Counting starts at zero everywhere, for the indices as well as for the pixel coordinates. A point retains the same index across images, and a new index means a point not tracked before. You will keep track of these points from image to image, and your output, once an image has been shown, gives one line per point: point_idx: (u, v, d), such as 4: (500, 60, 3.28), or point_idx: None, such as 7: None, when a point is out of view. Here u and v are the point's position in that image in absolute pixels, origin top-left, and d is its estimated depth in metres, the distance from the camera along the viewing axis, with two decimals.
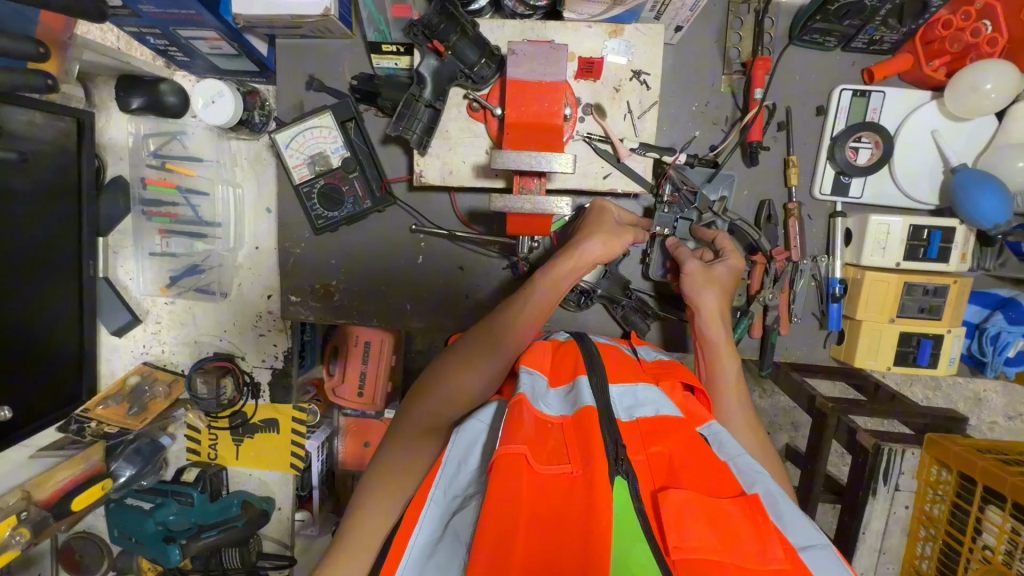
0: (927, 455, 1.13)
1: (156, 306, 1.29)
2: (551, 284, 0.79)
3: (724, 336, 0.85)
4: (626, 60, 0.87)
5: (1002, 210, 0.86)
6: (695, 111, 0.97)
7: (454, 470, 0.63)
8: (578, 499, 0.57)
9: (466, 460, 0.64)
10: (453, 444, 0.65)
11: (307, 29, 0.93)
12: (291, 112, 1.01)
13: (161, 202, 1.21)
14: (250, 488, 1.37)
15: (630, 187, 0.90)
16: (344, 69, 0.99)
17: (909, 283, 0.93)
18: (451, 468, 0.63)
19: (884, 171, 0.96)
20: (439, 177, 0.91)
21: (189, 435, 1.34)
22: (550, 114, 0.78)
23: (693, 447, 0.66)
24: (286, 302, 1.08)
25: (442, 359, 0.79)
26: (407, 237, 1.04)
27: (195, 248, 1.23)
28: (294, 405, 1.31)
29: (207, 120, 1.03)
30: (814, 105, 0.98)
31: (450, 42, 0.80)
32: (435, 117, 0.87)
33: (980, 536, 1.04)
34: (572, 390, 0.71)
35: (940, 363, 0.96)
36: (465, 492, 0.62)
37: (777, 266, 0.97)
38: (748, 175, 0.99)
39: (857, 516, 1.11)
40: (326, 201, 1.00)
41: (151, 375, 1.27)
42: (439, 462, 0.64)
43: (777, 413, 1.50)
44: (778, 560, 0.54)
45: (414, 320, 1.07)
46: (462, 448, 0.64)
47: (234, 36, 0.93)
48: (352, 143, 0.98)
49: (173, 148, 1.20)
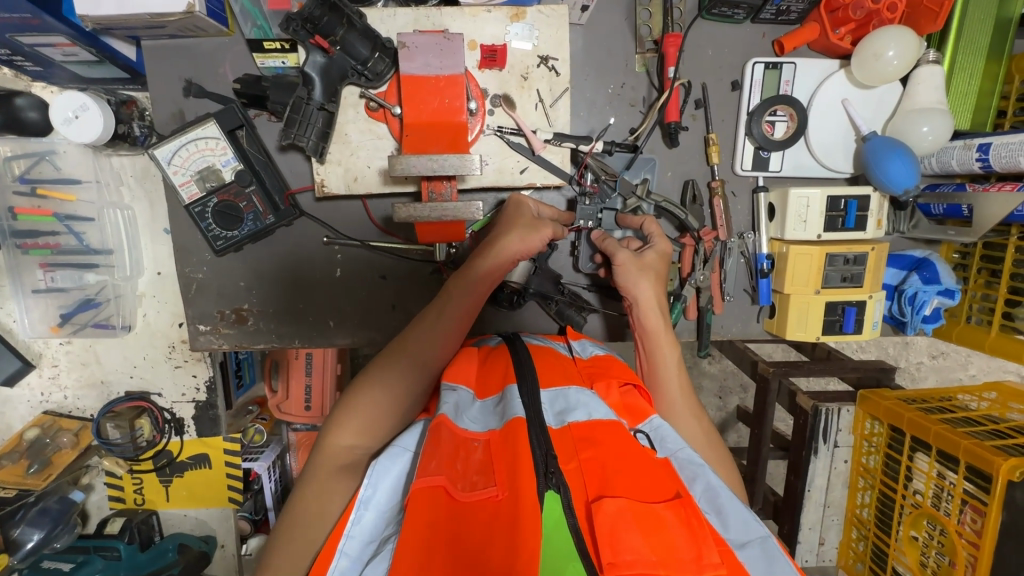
0: (860, 411, 1.15)
1: (49, 347, 1.15)
2: (469, 290, 0.75)
3: (664, 323, 0.81)
4: (531, 46, 0.82)
5: (909, 175, 0.87)
6: (611, 93, 0.94)
7: (372, 508, 0.58)
8: (503, 527, 0.53)
9: (385, 495, 0.60)
10: (368, 482, 0.59)
11: (174, 28, 0.82)
12: (171, 123, 0.90)
13: (37, 232, 1.05)
14: (188, 529, 1.28)
15: (549, 180, 0.86)
16: (227, 70, 0.89)
17: (830, 254, 0.94)
18: (369, 505, 0.58)
19: (800, 144, 0.96)
20: (344, 184, 0.84)
21: (109, 483, 1.23)
22: (452, 110, 0.74)
23: (629, 447, 0.63)
24: (195, 332, 0.98)
25: (355, 385, 0.72)
26: (321, 249, 0.96)
27: (87, 280, 1.08)
28: (224, 437, 1.22)
29: (72, 139, 0.91)
30: (729, 80, 0.96)
31: (336, 36, 0.74)
32: (330, 121, 0.81)
33: (912, 483, 1.05)
34: (501, 401, 0.68)
35: (865, 328, 0.98)
36: (383, 534, 0.57)
37: (706, 246, 0.96)
38: (670, 156, 0.97)
39: (802, 474, 1.16)
40: (222, 220, 0.90)
41: (54, 426, 1.15)
42: (354, 500, 0.59)
43: (724, 378, 1.53)
44: (713, 564, 0.53)
45: (340, 337, 1.00)
46: (379, 481, 0.59)
47: (90, 41, 0.81)
48: (244, 153, 0.89)
49: (44, 170, 1.05)
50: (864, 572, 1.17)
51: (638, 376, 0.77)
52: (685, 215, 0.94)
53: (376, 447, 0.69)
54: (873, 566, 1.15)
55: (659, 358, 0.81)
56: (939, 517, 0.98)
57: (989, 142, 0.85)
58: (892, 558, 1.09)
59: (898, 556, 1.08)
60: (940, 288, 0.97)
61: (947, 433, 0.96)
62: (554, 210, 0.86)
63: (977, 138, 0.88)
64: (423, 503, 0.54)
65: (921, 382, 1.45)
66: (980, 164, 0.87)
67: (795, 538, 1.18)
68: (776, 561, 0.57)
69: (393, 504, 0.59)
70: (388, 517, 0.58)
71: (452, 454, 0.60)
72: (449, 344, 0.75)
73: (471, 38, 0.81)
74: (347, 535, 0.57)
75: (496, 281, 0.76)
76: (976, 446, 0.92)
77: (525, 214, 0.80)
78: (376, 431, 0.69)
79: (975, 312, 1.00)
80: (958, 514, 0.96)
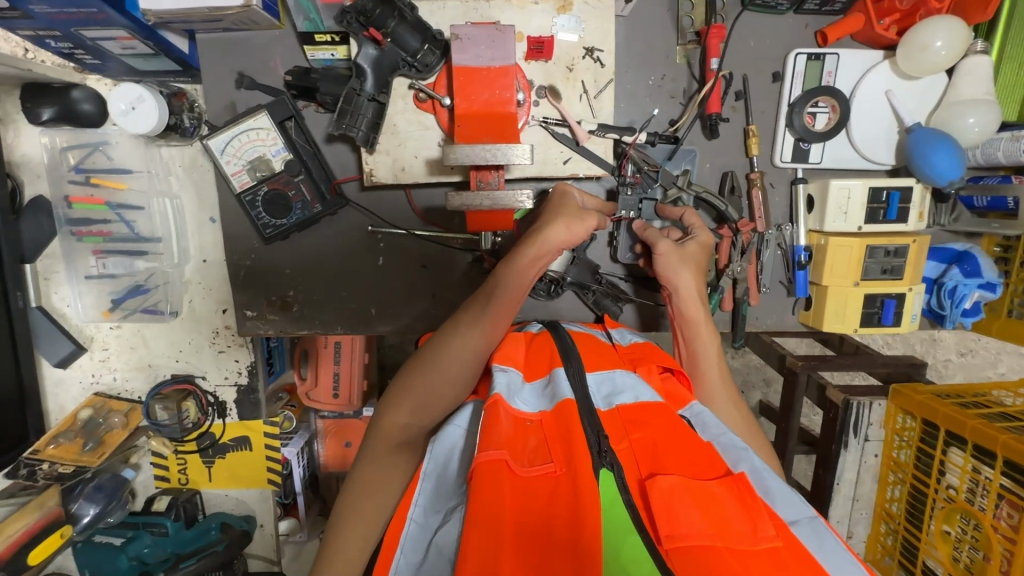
0: (893, 404, 1.15)
1: (100, 331, 1.20)
2: (514, 279, 0.75)
3: (704, 313, 0.82)
4: (577, 37, 0.82)
5: (955, 167, 0.87)
6: (651, 85, 0.94)
7: (435, 480, 0.61)
8: (564, 500, 0.55)
9: (445, 470, 0.62)
10: (431, 455, 0.63)
11: (230, 22, 0.84)
12: (223, 114, 0.93)
13: (90, 220, 1.10)
14: (229, 509, 1.33)
15: (591, 170, 0.87)
16: (277, 63, 0.91)
17: (871, 246, 0.94)
18: (432, 478, 0.61)
19: (841, 136, 0.96)
20: (391, 174, 0.86)
21: (155, 462, 1.27)
22: (500, 101, 0.75)
23: (679, 428, 0.64)
24: (242, 318, 1.01)
25: (408, 365, 0.74)
26: (364, 239, 0.99)
27: (136, 267, 1.13)
28: (265, 420, 1.26)
29: (129, 129, 0.94)
30: (770, 72, 0.96)
31: (388, 28, 0.76)
32: (380, 111, 0.82)
33: (945, 476, 1.05)
34: (550, 384, 0.69)
35: (903, 321, 0.97)
36: (445, 505, 0.60)
37: (743, 237, 0.97)
38: (709, 147, 0.98)
39: (829, 467, 1.16)
40: (272, 208, 0.93)
41: (106, 407, 1.19)
42: (418, 473, 0.62)
43: (751, 372, 1.54)
44: (769, 537, 0.54)
45: (380, 324, 1.02)
46: (439, 457, 0.63)
47: (149, 34, 0.84)
48: (294, 144, 0.91)
49: (96, 160, 1.09)
50: (894, 566, 1.17)
51: (677, 362, 0.79)
52: (724, 206, 0.96)
53: (429, 426, 0.72)
54: (902, 560, 1.15)
55: (698, 346, 0.82)
56: (972, 511, 0.98)
57: None
58: (923, 552, 1.09)
59: (929, 550, 1.08)
60: (981, 281, 0.97)
61: (984, 428, 0.96)
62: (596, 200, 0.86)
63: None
64: (485, 477, 0.55)
65: (950, 380, 1.43)
66: None
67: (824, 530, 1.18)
68: (827, 540, 0.55)
69: (454, 478, 0.61)
70: (450, 490, 0.60)
71: (509, 432, 0.62)
72: (496, 333, 0.75)
73: (519, 30, 0.82)
74: (415, 503, 0.60)
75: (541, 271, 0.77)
76: (1013, 440, 0.92)
77: (569, 205, 0.80)
78: (428, 411, 0.72)
79: (1016, 306, 0.99)
80: (993, 509, 0.96)
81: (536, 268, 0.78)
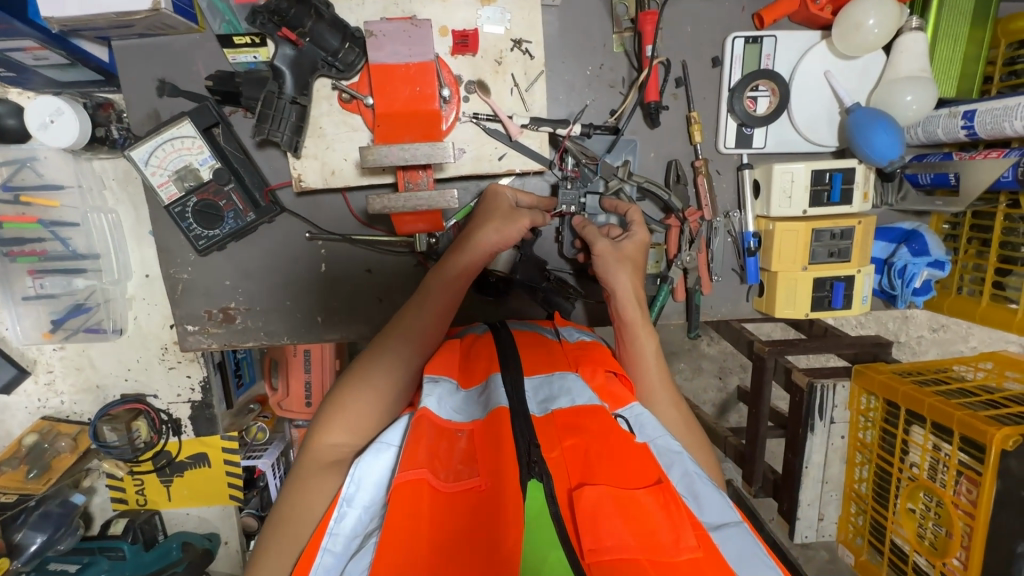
0: (856, 385, 1.11)
1: (43, 354, 1.16)
2: (447, 284, 0.75)
3: (641, 315, 0.80)
4: (503, 29, 0.82)
5: (894, 145, 0.86)
6: (589, 75, 0.92)
7: (356, 504, 0.59)
8: (484, 517, 0.53)
9: (369, 490, 0.60)
10: (352, 480, 0.60)
11: (142, 27, 0.81)
12: (147, 124, 0.89)
13: (22, 239, 1.03)
14: (192, 527, 1.31)
15: (528, 165, 0.86)
16: (199, 68, 0.88)
17: (817, 229, 0.93)
18: (353, 502, 0.59)
19: (784, 119, 0.95)
20: (322, 178, 0.85)
21: (111, 485, 1.25)
22: (424, 98, 0.77)
23: (614, 432, 0.62)
24: (183, 333, 0.98)
25: (341, 383, 0.72)
26: (305, 246, 0.96)
27: (76, 285, 1.08)
28: (222, 435, 1.23)
29: (50, 144, 0.90)
30: (709, 57, 0.95)
31: (304, 28, 0.73)
32: (303, 114, 0.81)
33: (908, 456, 1.02)
34: (484, 391, 0.68)
35: (855, 302, 0.97)
36: (367, 528, 0.58)
37: (691, 226, 0.95)
38: (652, 137, 0.96)
39: (799, 452, 1.13)
40: (203, 219, 0.90)
41: (53, 431, 1.16)
42: (337, 497, 0.60)
43: (723, 359, 1.53)
44: (690, 547, 0.54)
45: (328, 332, 1.00)
46: (362, 478, 0.60)
47: (60, 43, 0.79)
48: (221, 151, 0.88)
49: (25, 177, 1.02)
50: (865, 547, 1.13)
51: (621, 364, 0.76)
52: (668, 196, 0.94)
53: (362, 444, 0.69)
54: (872, 540, 1.12)
55: (637, 347, 0.80)
56: (934, 488, 0.95)
57: (974, 108, 0.84)
58: (890, 532, 1.06)
59: (897, 530, 1.05)
60: (929, 259, 0.96)
61: (941, 405, 0.94)
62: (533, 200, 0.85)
63: (963, 105, 0.86)
64: (407, 498, 0.55)
65: (923, 356, 1.43)
66: (966, 132, 0.86)
67: (793, 515, 1.15)
68: (749, 546, 0.57)
69: (378, 499, 0.60)
70: (373, 511, 0.59)
71: (435, 448, 0.61)
72: (433, 339, 0.75)
73: (443, 24, 0.81)
74: (330, 533, 0.57)
75: (473, 275, 0.77)
76: (969, 417, 0.89)
77: (501, 206, 0.80)
78: (361, 429, 0.69)
79: (967, 283, 0.99)
80: (953, 485, 0.93)
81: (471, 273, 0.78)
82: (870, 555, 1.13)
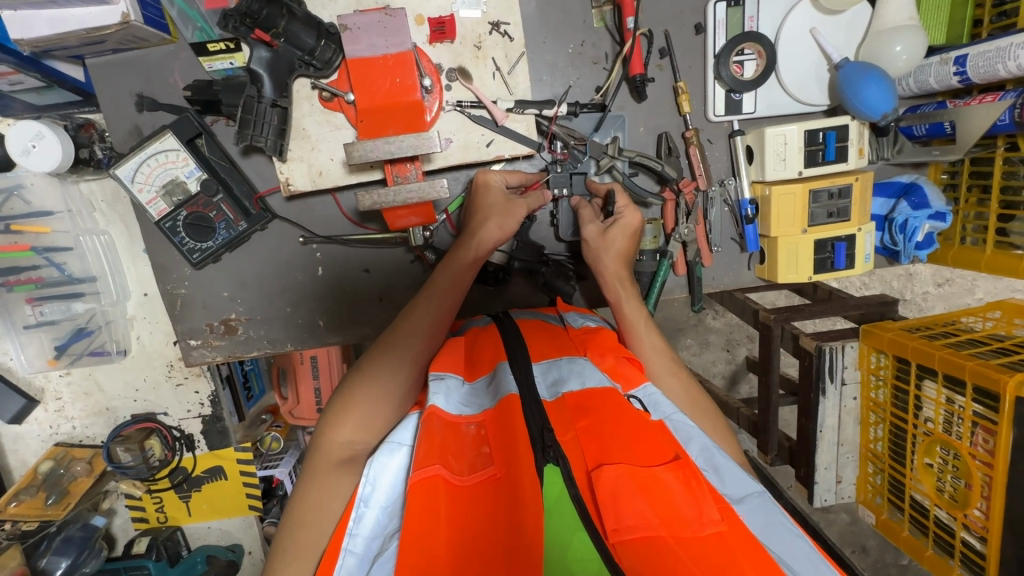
0: (865, 346, 1.10)
1: (50, 381, 1.16)
2: (453, 280, 0.76)
3: (626, 292, 0.82)
4: (480, 13, 0.81)
5: (886, 99, 0.85)
6: (571, 53, 0.90)
7: (373, 505, 0.58)
8: (503, 504, 0.53)
9: (386, 491, 0.59)
10: (367, 482, 0.59)
11: (114, 42, 0.80)
12: (128, 141, 0.88)
13: (17, 267, 1.03)
14: (214, 540, 1.32)
15: (517, 150, 0.85)
16: (176, 79, 0.86)
17: (813, 190, 0.92)
18: (371, 503, 0.58)
19: (772, 81, 0.93)
20: (310, 180, 0.84)
21: (130, 505, 1.25)
22: (406, 89, 0.76)
23: (627, 412, 0.62)
24: (186, 348, 0.98)
25: (350, 381, 0.71)
26: (300, 251, 0.95)
27: (76, 310, 1.08)
28: (236, 447, 1.23)
29: (34, 169, 0.90)
30: (692, 24, 0.93)
31: (278, 28, 0.72)
32: (285, 117, 0.79)
33: (922, 411, 1.01)
34: (494, 380, 0.68)
35: (856, 262, 0.96)
36: (387, 529, 0.57)
37: (687, 198, 0.95)
38: (640, 111, 0.94)
39: (812, 416, 1.12)
40: (195, 232, 0.89)
41: (67, 456, 1.16)
42: (354, 499, 0.59)
43: (731, 329, 1.52)
44: (714, 521, 0.53)
45: (331, 335, 0.99)
46: (378, 477, 0.59)
47: (33, 64, 0.79)
48: (206, 162, 0.87)
49: (14, 206, 1.01)
50: (885, 505, 1.13)
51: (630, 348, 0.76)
52: (662, 167, 0.92)
53: (373, 444, 0.69)
54: (893, 498, 1.11)
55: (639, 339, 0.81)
56: (950, 441, 0.94)
57: (965, 53, 0.82)
58: (909, 488, 1.06)
59: (915, 485, 1.04)
60: (930, 212, 0.95)
61: (952, 356, 0.93)
62: (517, 176, 0.86)
63: (953, 50, 0.85)
64: (424, 492, 0.55)
65: (930, 311, 1.43)
66: (958, 78, 0.84)
67: (812, 480, 1.14)
68: (775, 520, 0.57)
69: (396, 500, 0.59)
70: (393, 512, 0.58)
71: (447, 440, 0.60)
72: (438, 335, 0.75)
73: (417, 13, 0.80)
74: (351, 533, 0.57)
75: (478, 268, 0.78)
76: (982, 366, 0.88)
77: (497, 200, 0.81)
78: (374, 425, 0.69)
79: (970, 233, 0.97)
80: (969, 436, 0.93)
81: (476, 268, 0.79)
82: (890, 513, 1.12)
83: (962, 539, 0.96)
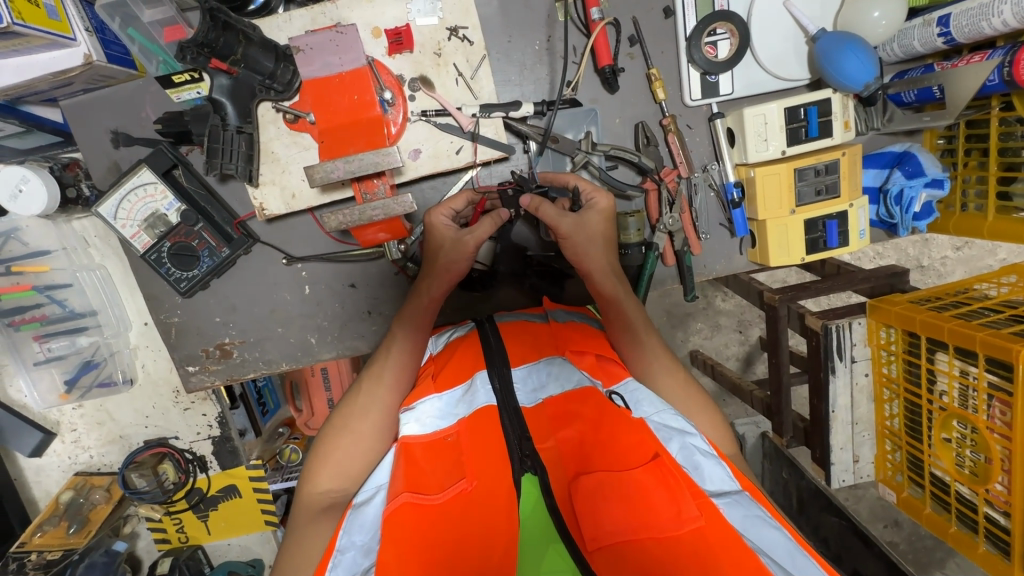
0: (872, 321, 1.03)
1: (64, 413, 1.20)
2: (412, 328, 0.78)
3: (620, 287, 0.81)
4: (437, 20, 0.81)
5: (867, 67, 0.81)
6: (539, 50, 0.89)
7: (352, 545, 0.57)
8: (479, 516, 0.56)
9: (368, 522, 0.60)
10: (346, 527, 0.60)
11: (82, 82, 0.81)
12: (109, 177, 0.90)
13: (22, 307, 1.07)
14: (235, 556, 1.36)
15: (486, 154, 0.85)
16: (148, 113, 0.87)
17: (799, 169, 0.89)
18: (350, 545, 0.58)
19: (748, 60, 0.90)
20: (284, 203, 0.87)
21: (152, 527, 1.29)
22: (364, 105, 0.80)
23: (607, 410, 0.62)
24: (186, 374, 0.99)
25: (328, 431, 0.74)
26: (286, 272, 0.96)
27: (81, 344, 1.11)
28: (247, 465, 1.23)
29: (23, 213, 0.92)
30: (660, 8, 0.90)
31: (237, 55, 0.75)
32: (252, 142, 0.82)
33: (936, 385, 0.94)
34: (469, 392, 0.68)
35: (851, 238, 0.93)
36: (363, 566, 0.55)
37: (669, 186, 0.92)
38: (614, 102, 0.92)
39: (823, 396, 1.05)
40: (179, 261, 0.91)
41: (86, 485, 1.20)
42: (332, 547, 0.58)
43: (740, 311, 1.49)
44: (693, 518, 0.53)
45: (324, 352, 1.00)
46: (356, 522, 0.60)
47: (8, 112, 0.81)
48: (184, 193, 0.88)
49: (13, 248, 1.05)
50: (905, 483, 1.05)
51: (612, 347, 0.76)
52: (639, 158, 0.90)
53: (353, 489, 0.71)
54: (913, 475, 1.03)
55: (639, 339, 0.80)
56: (966, 415, 0.88)
57: (949, 13, 0.78)
58: (927, 465, 0.98)
59: (933, 462, 0.97)
60: (926, 180, 0.90)
61: (962, 328, 0.87)
62: (462, 199, 0.81)
63: (937, 11, 0.81)
64: (395, 521, 0.55)
65: (949, 277, 1.37)
66: (943, 39, 0.80)
67: (827, 462, 1.07)
68: (752, 512, 0.56)
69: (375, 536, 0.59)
70: (369, 549, 0.57)
71: (428, 462, 0.63)
72: (407, 375, 0.76)
73: (374, 26, 0.81)
74: None
75: (439, 305, 0.80)
76: (992, 336, 0.82)
77: (444, 243, 0.78)
78: (351, 471, 0.71)
79: (972, 199, 0.93)
80: (985, 409, 0.86)
81: (436, 304, 0.80)
82: (911, 490, 1.05)
83: (985, 515, 0.90)
